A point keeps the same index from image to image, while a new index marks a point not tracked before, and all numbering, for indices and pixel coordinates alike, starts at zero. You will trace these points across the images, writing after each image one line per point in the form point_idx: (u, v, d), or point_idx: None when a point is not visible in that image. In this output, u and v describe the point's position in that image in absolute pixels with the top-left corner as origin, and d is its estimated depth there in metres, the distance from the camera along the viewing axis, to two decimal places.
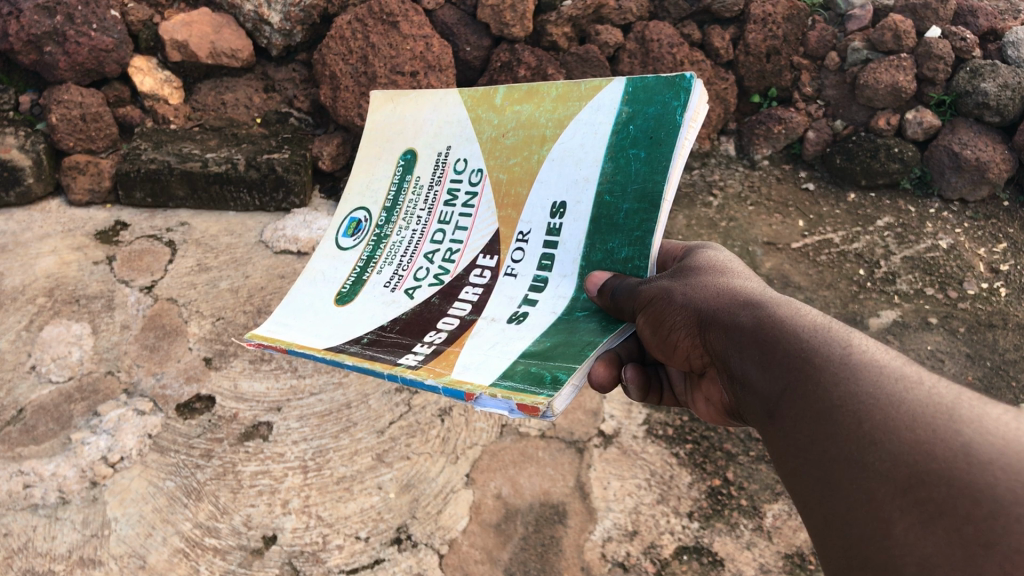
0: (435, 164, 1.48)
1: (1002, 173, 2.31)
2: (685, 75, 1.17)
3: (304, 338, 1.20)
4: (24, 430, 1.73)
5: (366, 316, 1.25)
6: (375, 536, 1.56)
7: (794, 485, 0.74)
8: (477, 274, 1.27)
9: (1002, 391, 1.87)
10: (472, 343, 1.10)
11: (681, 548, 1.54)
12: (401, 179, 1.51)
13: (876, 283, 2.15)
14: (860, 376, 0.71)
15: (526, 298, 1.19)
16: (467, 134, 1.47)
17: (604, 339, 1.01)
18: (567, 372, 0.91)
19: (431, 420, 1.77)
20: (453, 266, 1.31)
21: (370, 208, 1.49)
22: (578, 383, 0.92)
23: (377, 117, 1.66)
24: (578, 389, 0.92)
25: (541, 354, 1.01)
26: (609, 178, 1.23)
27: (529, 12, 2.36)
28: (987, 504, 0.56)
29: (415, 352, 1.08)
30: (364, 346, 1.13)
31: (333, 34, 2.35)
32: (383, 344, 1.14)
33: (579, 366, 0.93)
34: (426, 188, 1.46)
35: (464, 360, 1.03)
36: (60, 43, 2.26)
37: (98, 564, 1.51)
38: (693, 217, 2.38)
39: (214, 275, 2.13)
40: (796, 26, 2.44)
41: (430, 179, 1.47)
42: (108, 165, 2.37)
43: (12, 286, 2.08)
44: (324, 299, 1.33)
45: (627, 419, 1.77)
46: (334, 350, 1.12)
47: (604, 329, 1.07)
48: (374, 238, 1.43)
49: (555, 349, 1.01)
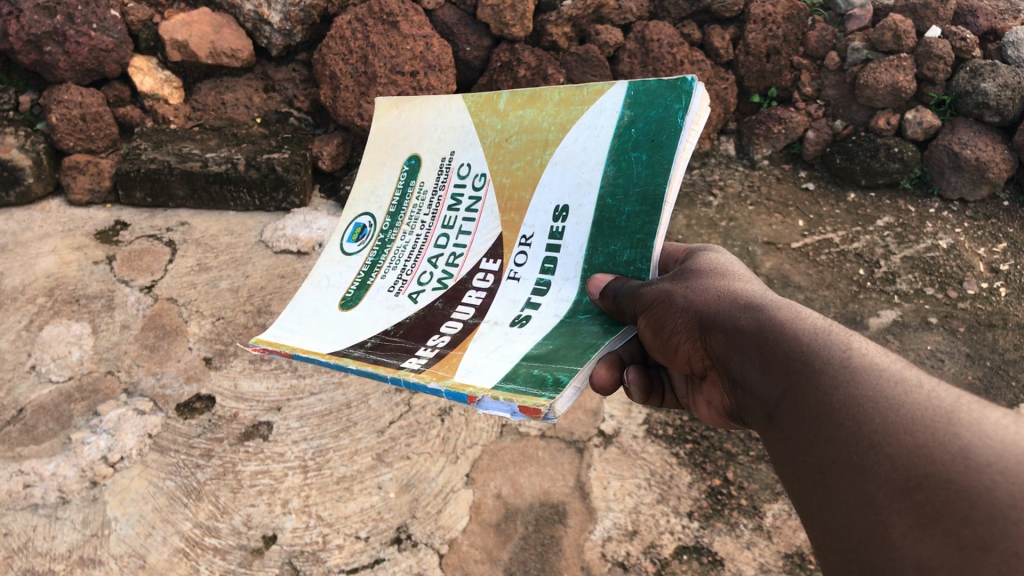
0: (440, 169, 1.48)
1: (1002, 173, 2.31)
2: (687, 77, 1.17)
3: (309, 343, 1.20)
4: (25, 430, 1.73)
5: (370, 321, 1.24)
6: (375, 536, 1.56)
7: (794, 487, 0.74)
8: (480, 278, 1.27)
9: (1001, 391, 1.87)
10: (475, 346, 1.10)
11: (681, 548, 1.54)
12: (405, 184, 1.51)
13: (875, 282, 2.15)
14: (860, 378, 0.71)
15: (528, 301, 1.19)
16: (471, 139, 1.47)
17: (606, 342, 1.01)
18: (569, 374, 0.91)
19: (431, 420, 1.77)
20: (456, 271, 1.30)
21: (375, 213, 1.49)
22: (580, 385, 0.92)
23: (381, 123, 1.65)
24: (580, 392, 0.92)
25: (544, 357, 1.01)
26: (611, 182, 1.23)
27: (529, 12, 2.36)
28: (985, 507, 0.56)
29: (418, 356, 1.08)
30: (367, 350, 1.13)
31: (333, 34, 2.35)
32: (386, 348, 1.14)
33: (581, 369, 0.93)
34: (430, 193, 1.46)
35: (467, 363, 1.04)
36: (60, 43, 2.26)
37: (98, 564, 1.51)
38: (693, 216, 2.39)
39: (214, 275, 2.13)
40: (796, 26, 2.44)
41: (434, 184, 1.47)
42: (108, 165, 2.37)
43: (12, 286, 2.08)
44: (329, 304, 1.33)
45: (627, 419, 1.77)
46: (338, 354, 1.12)
47: (605, 332, 1.07)
48: (379, 243, 1.43)
49: (557, 352, 1.02)
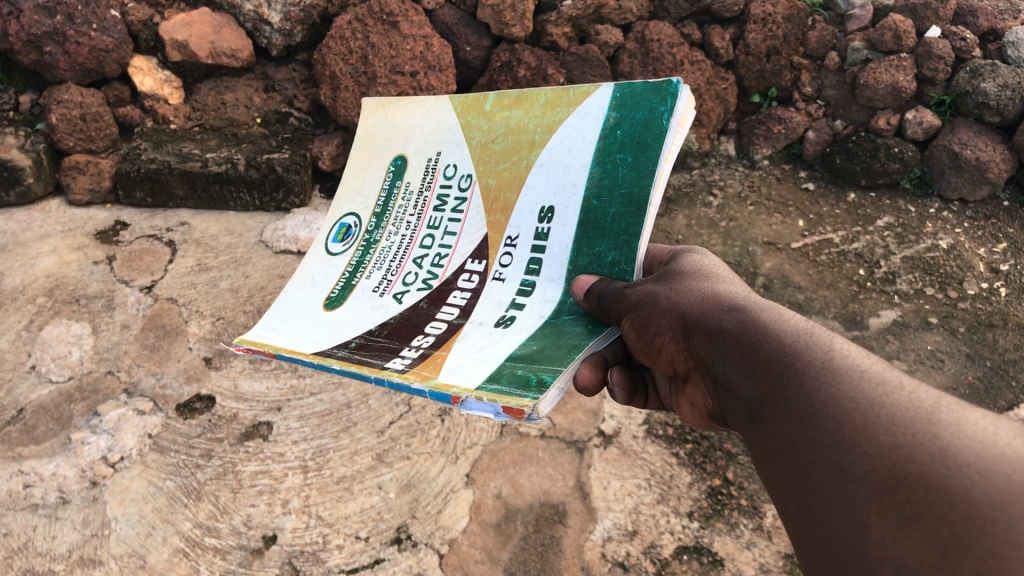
0: (426, 169, 1.48)
1: (1002, 173, 2.32)
2: (672, 80, 1.17)
3: (293, 342, 1.20)
4: (25, 430, 1.73)
5: (355, 321, 1.24)
6: (375, 536, 1.56)
7: (776, 489, 0.74)
8: (465, 278, 1.27)
9: (1001, 391, 1.87)
10: (459, 345, 1.10)
11: (681, 548, 1.54)
12: (391, 185, 1.51)
13: (876, 282, 2.15)
14: (842, 380, 0.71)
15: (513, 302, 1.19)
16: (457, 140, 1.47)
17: (591, 342, 1.02)
18: (554, 374, 0.91)
19: (431, 420, 1.77)
20: (442, 271, 1.30)
21: (360, 213, 1.49)
22: (564, 385, 0.92)
23: (369, 123, 1.66)
24: (565, 391, 0.92)
25: (528, 357, 1.01)
26: (596, 183, 1.23)
27: (529, 12, 2.36)
28: (964, 507, 0.57)
29: (402, 356, 1.08)
30: (352, 350, 1.13)
31: (333, 34, 2.35)
32: (371, 348, 1.14)
33: (565, 369, 0.93)
34: (416, 193, 1.46)
35: (451, 363, 1.04)
36: (60, 43, 2.26)
37: (98, 565, 1.51)
38: (693, 217, 2.39)
39: (214, 275, 2.13)
40: (796, 26, 2.44)
41: (420, 184, 1.47)
42: (108, 165, 2.37)
43: (12, 286, 2.08)
44: (314, 303, 1.33)
45: (626, 419, 1.77)
46: (321, 354, 1.12)
47: (591, 332, 1.07)
48: (364, 243, 1.43)
49: (542, 352, 1.02)
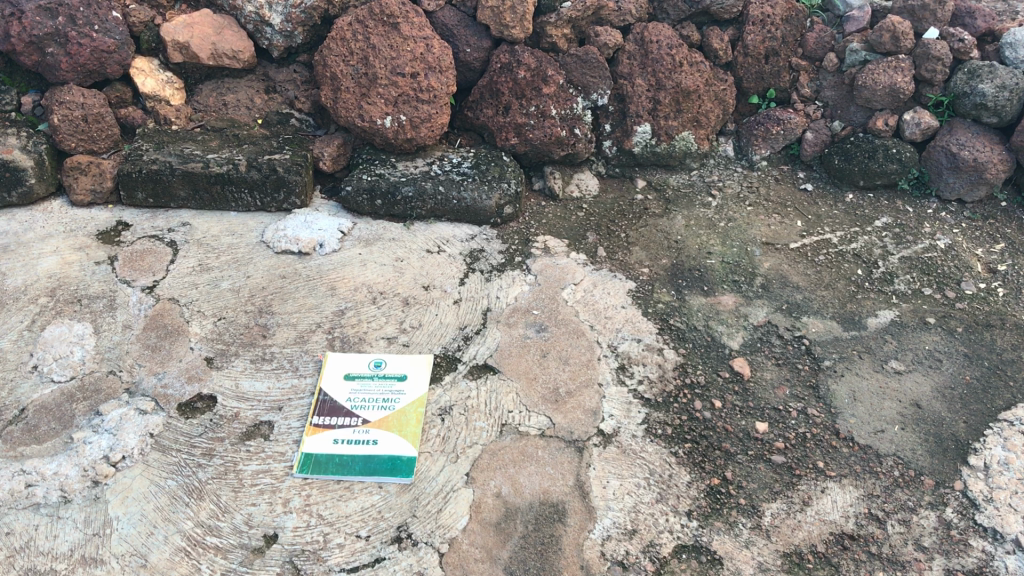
0: (392, 390, 1.83)
1: (1000, 174, 2.33)
2: (405, 475, 1.66)
3: (335, 369, 1.88)
4: (26, 430, 1.74)
5: (347, 403, 1.80)
6: (375, 535, 1.57)
7: None
8: (351, 420, 1.76)
9: (999, 391, 1.84)
10: (351, 452, 1.70)
11: (680, 547, 1.55)
12: (389, 370, 1.88)
13: (874, 282, 2.16)
14: None
15: (363, 438, 1.72)
16: (405, 394, 1.82)
17: (336, 455, 1.69)
18: (349, 411, 1.78)
19: (432, 419, 1.78)
20: (372, 402, 1.80)
21: (389, 363, 1.89)
22: (326, 432, 1.74)
23: (406, 373, 1.87)
24: (299, 441, 1.73)
25: (321, 464, 1.68)
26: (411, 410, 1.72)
27: (530, 13, 2.36)
28: None
29: (351, 420, 1.76)
30: (325, 411, 1.78)
31: (333, 35, 2.33)
32: (327, 408, 1.79)
33: (320, 464, 1.68)
34: (392, 383, 1.84)
35: (329, 460, 1.69)
36: (62, 44, 2.27)
37: (100, 564, 1.52)
38: (692, 217, 2.41)
39: (215, 275, 2.15)
40: (794, 28, 2.47)
41: (394, 381, 1.85)
42: (110, 166, 2.36)
43: (14, 287, 2.09)
44: (344, 369, 1.88)
45: (626, 419, 1.79)
46: (320, 391, 1.83)
47: (333, 451, 1.70)
48: (381, 391, 1.82)
49: (338, 462, 1.68)
